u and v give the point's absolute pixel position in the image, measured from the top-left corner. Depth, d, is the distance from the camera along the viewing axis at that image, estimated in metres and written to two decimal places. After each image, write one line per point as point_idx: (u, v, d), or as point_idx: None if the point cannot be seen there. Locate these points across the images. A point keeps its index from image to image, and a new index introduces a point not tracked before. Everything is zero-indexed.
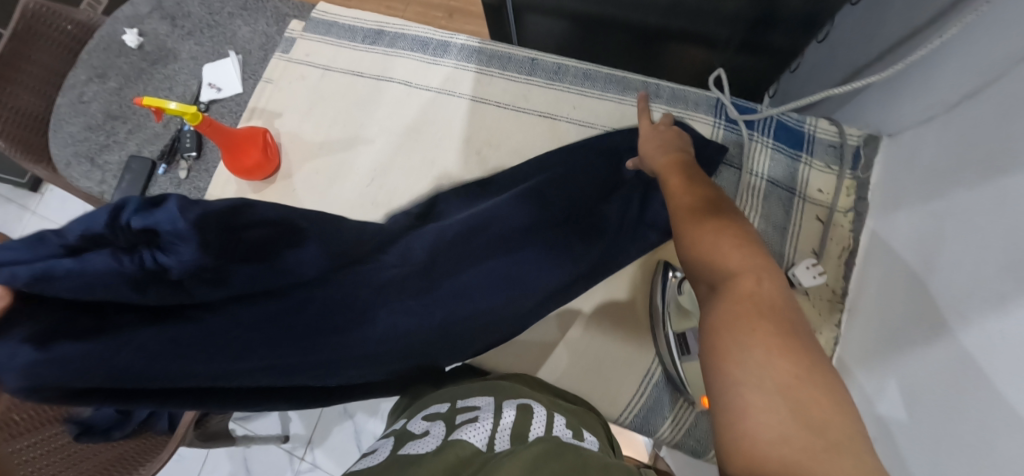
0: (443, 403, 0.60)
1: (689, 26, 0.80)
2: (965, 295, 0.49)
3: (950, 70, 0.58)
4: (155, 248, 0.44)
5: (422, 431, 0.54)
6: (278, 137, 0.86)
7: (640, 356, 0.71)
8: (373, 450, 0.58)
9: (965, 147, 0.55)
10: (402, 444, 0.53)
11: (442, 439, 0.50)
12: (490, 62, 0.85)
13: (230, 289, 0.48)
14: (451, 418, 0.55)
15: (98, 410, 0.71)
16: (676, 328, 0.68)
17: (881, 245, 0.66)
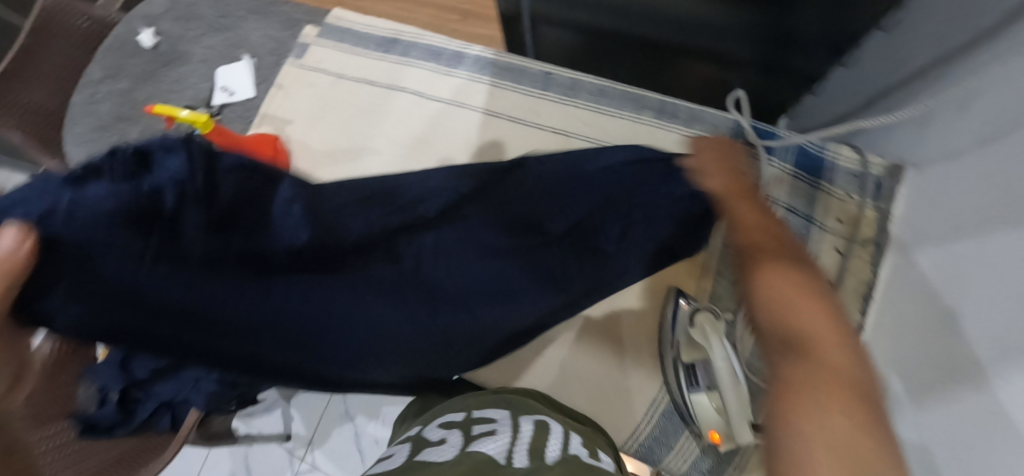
0: (460, 412, 0.58)
1: (708, 45, 0.78)
2: (995, 344, 0.46)
3: (983, 105, 0.56)
4: (146, 169, 0.47)
5: (439, 439, 0.52)
6: (288, 144, 0.86)
7: (646, 385, 0.70)
8: (385, 456, 0.56)
9: (996, 187, 0.52)
10: (418, 451, 0.50)
11: (462, 446, 0.48)
12: (503, 75, 0.84)
13: (236, 236, 0.51)
14: (468, 428, 0.53)
15: (102, 408, 0.69)
16: (686, 359, 0.66)
17: (906, 278, 0.64)
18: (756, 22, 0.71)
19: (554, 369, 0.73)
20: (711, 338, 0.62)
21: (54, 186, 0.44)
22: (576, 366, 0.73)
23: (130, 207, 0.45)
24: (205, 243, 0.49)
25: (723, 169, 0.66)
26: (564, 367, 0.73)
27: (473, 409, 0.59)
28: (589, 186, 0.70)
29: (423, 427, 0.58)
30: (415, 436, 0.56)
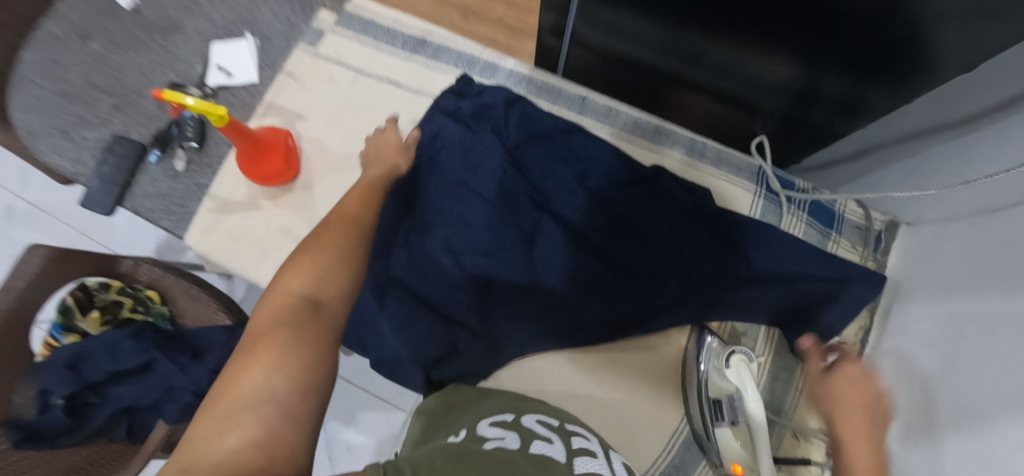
0: (553, 417, 0.63)
1: (735, 89, 0.82)
2: (977, 401, 0.55)
3: (968, 191, 0.66)
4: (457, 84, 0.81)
5: (544, 435, 0.57)
6: (299, 141, 0.81)
7: (668, 415, 0.73)
8: (479, 430, 0.57)
9: (985, 263, 0.61)
10: (529, 443, 0.55)
11: (570, 457, 0.53)
12: (540, 94, 0.82)
13: (468, 121, 0.78)
14: (567, 439, 0.58)
15: (46, 417, 0.84)
16: (711, 394, 0.70)
17: (897, 325, 0.73)
18: (784, 77, 0.75)
19: (579, 395, 0.73)
20: (746, 381, 0.66)
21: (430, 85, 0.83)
22: (602, 393, 0.73)
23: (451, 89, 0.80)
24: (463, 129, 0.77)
25: (840, 403, 0.61)
26: (589, 396, 0.73)
27: (563, 422, 0.63)
28: (630, 201, 0.76)
29: (514, 414, 0.62)
30: (510, 422, 0.59)
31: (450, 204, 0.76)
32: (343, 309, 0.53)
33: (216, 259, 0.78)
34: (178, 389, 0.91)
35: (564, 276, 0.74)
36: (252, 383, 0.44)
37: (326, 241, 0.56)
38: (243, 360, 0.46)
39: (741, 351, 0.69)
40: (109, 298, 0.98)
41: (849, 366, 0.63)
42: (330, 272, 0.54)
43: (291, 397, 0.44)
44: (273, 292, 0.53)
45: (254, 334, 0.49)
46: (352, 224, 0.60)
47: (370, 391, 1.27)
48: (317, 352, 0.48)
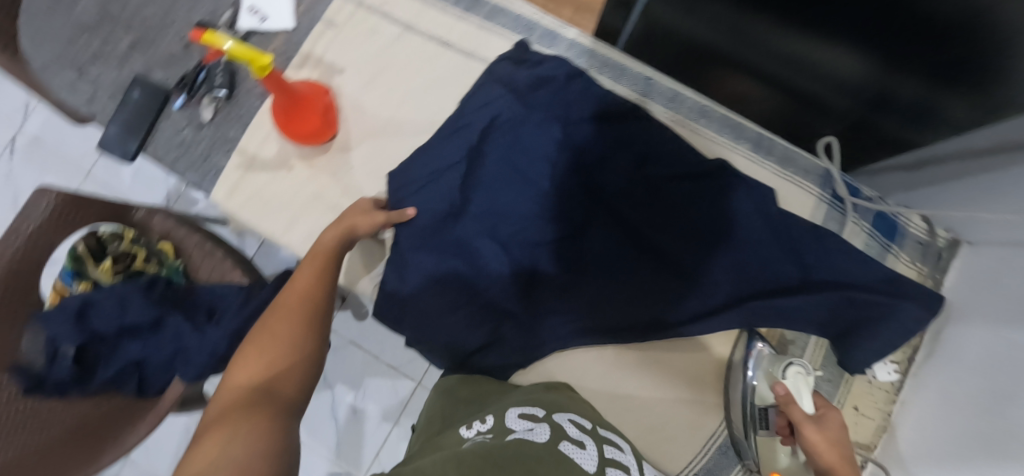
0: (585, 419, 0.61)
1: (804, 83, 0.79)
2: None
3: None
4: (511, 52, 0.75)
5: (575, 438, 0.55)
6: (337, 98, 0.75)
7: (708, 418, 0.71)
8: (507, 420, 0.57)
9: None
10: (559, 439, 0.53)
11: (602, 467, 0.51)
12: (601, 69, 0.78)
13: (524, 95, 0.73)
14: (600, 445, 0.55)
15: (55, 369, 0.83)
16: (760, 402, 0.67)
17: (949, 347, 0.71)
18: (858, 74, 0.71)
19: (618, 393, 0.71)
20: (802, 390, 0.63)
21: (481, 49, 0.77)
22: (642, 393, 0.71)
23: (505, 56, 0.75)
24: (519, 103, 0.73)
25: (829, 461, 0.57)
26: (626, 395, 0.71)
27: (595, 425, 0.61)
28: (692, 197, 0.71)
29: (545, 410, 0.60)
30: (541, 417, 0.58)
31: (498, 183, 0.72)
32: (295, 392, 0.52)
33: (243, 219, 0.74)
34: (195, 350, 0.86)
35: (614, 265, 0.71)
36: (210, 457, 0.42)
37: (274, 327, 0.55)
38: (196, 446, 0.44)
39: (799, 363, 0.66)
40: (121, 248, 0.93)
41: (833, 430, 0.60)
42: (278, 355, 0.53)
43: (251, 460, 0.42)
44: (225, 387, 0.51)
45: (206, 426, 0.47)
46: (301, 300, 0.59)
47: (378, 358, 1.25)
48: (269, 426, 0.46)
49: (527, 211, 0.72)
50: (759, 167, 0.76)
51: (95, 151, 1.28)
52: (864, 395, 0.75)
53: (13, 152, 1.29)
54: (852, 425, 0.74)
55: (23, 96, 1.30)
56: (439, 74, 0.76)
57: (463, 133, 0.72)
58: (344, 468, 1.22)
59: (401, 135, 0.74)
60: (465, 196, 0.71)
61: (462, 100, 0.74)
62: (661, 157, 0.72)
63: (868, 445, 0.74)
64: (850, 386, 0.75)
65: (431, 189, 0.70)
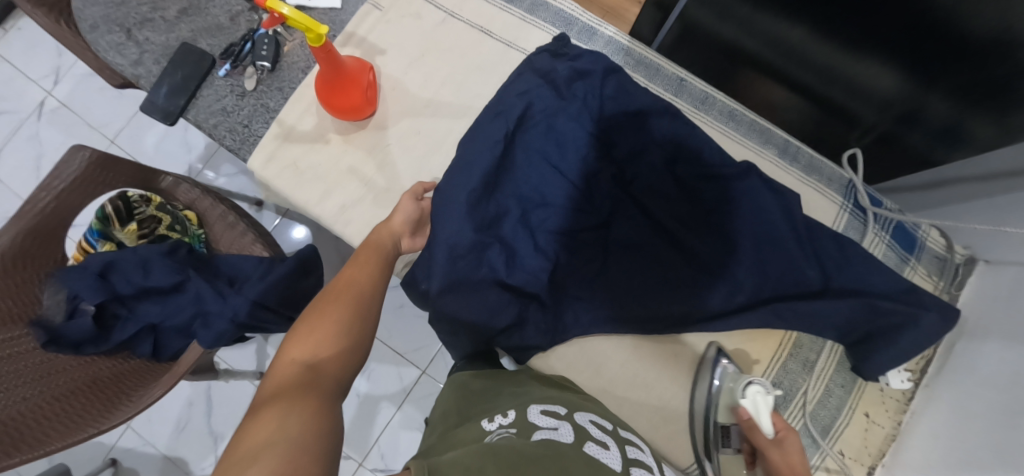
0: (605, 419, 0.62)
1: (835, 95, 0.82)
2: None
3: None
4: (551, 44, 0.77)
5: (598, 438, 0.56)
6: (378, 76, 0.77)
7: (682, 459, 0.72)
8: (529, 416, 0.57)
9: None
10: (583, 441, 0.54)
11: (626, 467, 0.52)
12: (636, 67, 0.80)
13: (560, 85, 0.75)
14: (624, 446, 0.57)
15: (74, 325, 0.84)
16: (721, 419, 0.69)
17: (964, 364, 0.72)
18: (891, 91, 0.75)
19: (634, 383, 0.73)
20: (760, 410, 0.64)
21: (521, 40, 0.80)
22: (659, 385, 0.73)
23: (545, 48, 0.77)
24: (556, 93, 0.75)
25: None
26: (645, 384, 0.73)
27: (614, 426, 0.62)
28: (722, 196, 0.73)
29: (566, 409, 0.61)
30: (563, 415, 0.59)
31: (531, 170, 0.74)
32: (346, 374, 0.51)
33: (277, 187, 0.75)
34: (214, 316, 0.86)
35: (641, 257, 0.73)
36: (263, 437, 0.41)
37: (331, 305, 0.54)
38: (246, 427, 0.43)
39: (758, 382, 0.66)
40: (147, 212, 0.95)
41: (787, 445, 0.62)
42: (333, 334, 0.52)
43: (306, 438, 0.41)
44: (276, 363, 0.50)
45: (258, 403, 0.46)
46: (356, 282, 0.57)
47: (385, 342, 1.26)
48: (321, 410, 0.45)
49: (557, 199, 0.74)
50: (785, 174, 0.78)
51: (122, 121, 1.30)
52: (875, 403, 0.76)
53: (40, 115, 1.30)
54: (863, 431, 0.75)
55: (54, 61, 1.32)
56: (479, 61, 0.79)
57: (501, 118, 0.74)
58: (345, 452, 1.22)
59: (438, 117, 0.76)
60: (498, 180, 0.73)
61: (500, 87, 0.76)
62: (693, 154, 0.73)
63: (876, 452, 0.74)
64: (860, 391, 0.76)
65: (465, 170, 0.72)
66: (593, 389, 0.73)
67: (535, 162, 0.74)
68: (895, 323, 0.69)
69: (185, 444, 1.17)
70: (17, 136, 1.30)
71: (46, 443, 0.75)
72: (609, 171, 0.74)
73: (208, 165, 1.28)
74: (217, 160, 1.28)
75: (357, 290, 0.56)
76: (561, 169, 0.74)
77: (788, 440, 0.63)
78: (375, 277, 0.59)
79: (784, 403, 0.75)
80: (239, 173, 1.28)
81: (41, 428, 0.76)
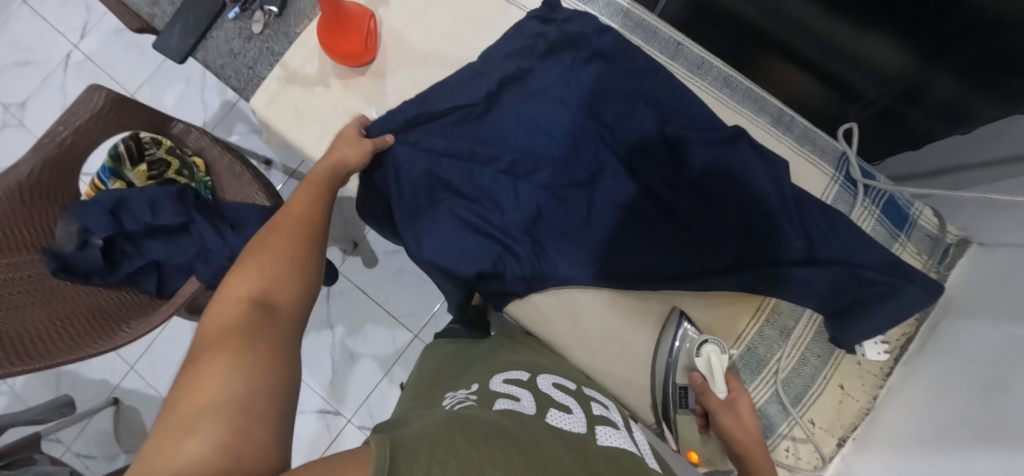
0: (569, 380, 0.68)
1: (835, 70, 0.82)
2: (1011, 427, 0.56)
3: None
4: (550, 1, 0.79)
5: (562, 403, 0.60)
6: (380, 25, 0.80)
7: (645, 416, 0.76)
8: (493, 384, 0.62)
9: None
10: (546, 409, 0.57)
11: (591, 426, 0.57)
12: (634, 30, 0.82)
13: (554, 41, 0.76)
14: (587, 407, 0.62)
15: (84, 257, 0.89)
16: (679, 382, 0.72)
17: (946, 344, 0.71)
18: (891, 64, 0.75)
19: (609, 336, 0.75)
20: (715, 372, 0.69)
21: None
22: (634, 341, 0.75)
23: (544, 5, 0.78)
24: (548, 50, 0.76)
25: (745, 436, 0.66)
26: (620, 340, 0.75)
27: (578, 385, 0.69)
28: (716, 160, 0.73)
29: (530, 374, 0.66)
30: (526, 381, 0.63)
31: (525, 125, 0.76)
32: (296, 314, 0.54)
33: (276, 127, 0.79)
34: (214, 254, 0.90)
35: (628, 214, 0.74)
36: (208, 389, 0.43)
37: (274, 247, 0.57)
38: (193, 373, 0.44)
39: (714, 342, 0.71)
40: (157, 154, 0.96)
41: (739, 401, 0.68)
42: (281, 283, 0.55)
43: (253, 398, 0.43)
44: (219, 299, 0.52)
45: (203, 345, 0.48)
46: (300, 222, 0.61)
47: (382, 305, 1.29)
48: (272, 358, 0.47)
49: (546, 155, 0.75)
50: (777, 142, 0.78)
51: (142, 76, 1.34)
52: (853, 375, 0.76)
53: (67, 67, 1.36)
54: (837, 403, 0.75)
55: (82, 14, 1.37)
56: (479, 18, 0.81)
57: (496, 73, 0.76)
58: (335, 408, 1.25)
59: (436, 68, 0.79)
60: (491, 132, 0.76)
61: (497, 43, 0.78)
62: (683, 116, 0.75)
63: (848, 425, 0.75)
64: (837, 364, 0.76)
65: (462, 120, 0.76)
66: (564, 344, 0.76)
67: (522, 113, 0.76)
68: (869, 292, 0.70)
69: None
70: (45, 86, 1.36)
71: (52, 355, 0.80)
72: (596, 130, 0.76)
73: (221, 125, 1.33)
74: (231, 120, 1.32)
75: (300, 236, 0.59)
76: (551, 125, 0.76)
77: (742, 399, 0.68)
78: (317, 226, 0.62)
79: (757, 369, 0.76)
80: (251, 131, 1.32)
81: (44, 343, 0.80)
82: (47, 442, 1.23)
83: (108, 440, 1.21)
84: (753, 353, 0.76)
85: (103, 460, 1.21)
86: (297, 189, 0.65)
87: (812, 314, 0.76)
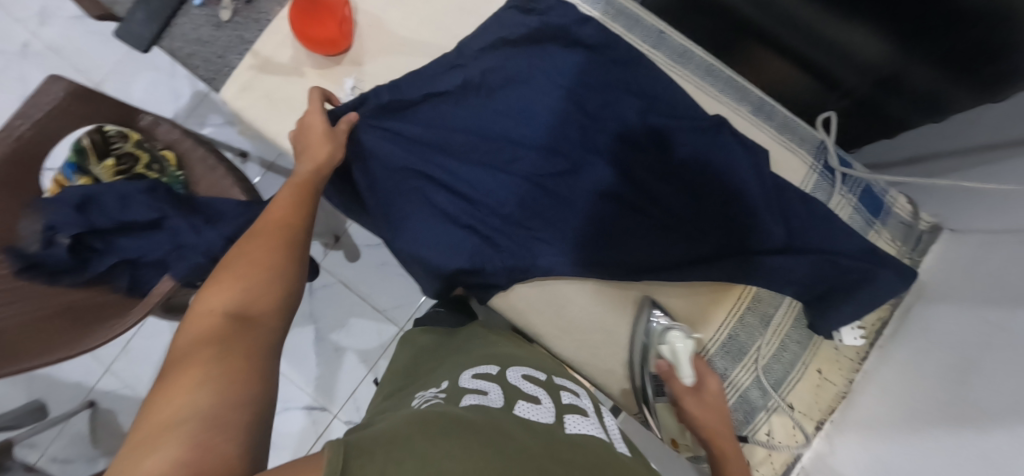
0: (541, 371, 0.68)
1: (815, 58, 0.83)
2: (982, 410, 0.57)
3: (997, 211, 0.68)
4: None
5: (531, 395, 0.60)
6: (356, 13, 0.78)
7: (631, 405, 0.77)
8: (461, 381, 0.62)
9: (995, 287, 0.64)
10: (514, 401, 0.57)
11: (559, 416, 0.57)
12: (616, 18, 0.81)
13: (535, 28, 0.74)
14: (557, 396, 0.62)
15: (49, 255, 0.85)
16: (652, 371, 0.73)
17: (919, 329, 0.73)
18: (873, 55, 0.76)
19: (593, 327, 0.76)
20: (681, 359, 0.70)
21: None
22: (618, 332, 0.76)
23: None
24: (529, 38, 0.75)
25: (708, 419, 0.68)
26: (604, 330, 0.76)
27: (549, 375, 0.69)
28: (700, 152, 0.73)
29: (499, 368, 0.66)
30: (495, 375, 0.63)
31: (508, 115, 0.75)
32: (275, 322, 0.53)
33: (250, 118, 0.77)
34: (189, 250, 0.87)
35: (611, 203, 0.74)
36: (176, 406, 0.42)
37: (253, 256, 0.56)
38: (163, 390, 0.43)
39: (677, 329, 0.72)
40: (124, 148, 0.92)
41: (703, 382, 0.70)
42: (259, 291, 0.54)
43: (221, 412, 0.42)
44: (195, 311, 0.51)
45: (178, 357, 0.47)
46: (279, 229, 0.60)
47: (366, 298, 1.27)
48: (246, 369, 0.46)
49: (529, 145, 0.74)
50: (758, 131, 0.78)
51: (107, 66, 1.29)
52: (830, 360, 0.77)
53: (24, 56, 1.30)
54: (815, 387, 0.77)
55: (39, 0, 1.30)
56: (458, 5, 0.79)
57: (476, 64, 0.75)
58: (321, 404, 1.24)
59: (415, 57, 0.77)
60: (472, 123, 0.75)
61: (478, 31, 0.76)
62: (665, 105, 0.74)
63: (826, 408, 0.77)
64: (815, 350, 0.77)
65: (443, 110, 0.75)
66: (548, 340, 0.77)
67: (503, 103, 0.75)
68: (846, 278, 0.72)
69: None
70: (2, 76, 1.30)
71: (23, 359, 0.79)
72: (580, 120, 0.74)
73: (192, 116, 1.28)
74: (203, 110, 1.28)
75: (279, 244, 0.58)
76: (533, 115, 0.75)
77: (706, 382, 0.70)
78: (298, 233, 0.61)
79: (738, 357, 0.76)
80: (225, 123, 1.28)
81: (14, 347, 0.80)
82: (21, 447, 1.20)
83: (85, 442, 1.18)
84: (734, 341, 0.76)
85: (80, 463, 1.18)
86: (276, 196, 0.64)
87: (792, 302, 0.77)
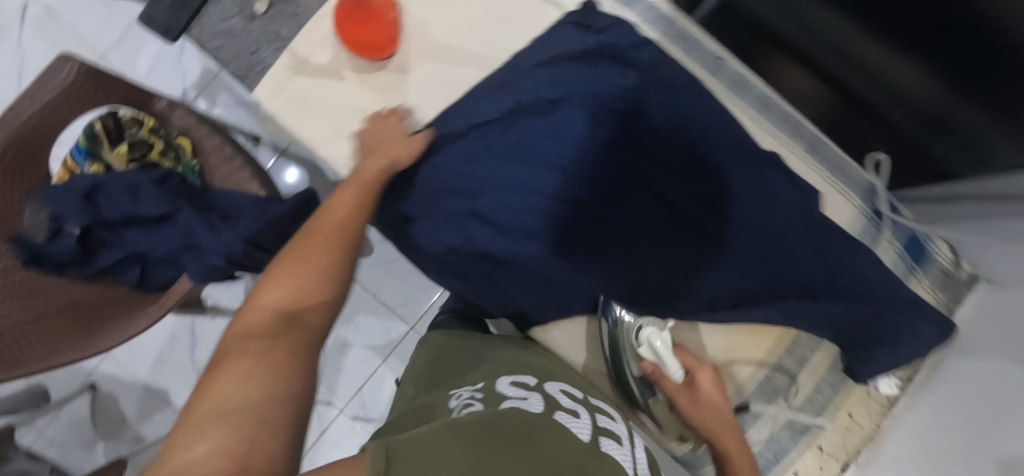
0: (576, 388, 0.66)
1: (870, 98, 0.81)
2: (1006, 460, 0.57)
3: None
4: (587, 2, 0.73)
5: (570, 407, 0.58)
6: (402, 15, 0.73)
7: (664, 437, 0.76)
8: (499, 387, 0.60)
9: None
10: (554, 410, 0.55)
11: (595, 435, 0.54)
12: (673, 41, 0.79)
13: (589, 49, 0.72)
14: (593, 415, 0.60)
15: (57, 245, 0.80)
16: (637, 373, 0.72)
17: (953, 378, 0.73)
18: (922, 95, 0.75)
19: None
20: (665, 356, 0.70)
21: None
22: None
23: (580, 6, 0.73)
24: (583, 57, 0.72)
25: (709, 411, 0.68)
26: None
27: (585, 394, 0.66)
28: (753, 194, 0.71)
29: (538, 379, 0.64)
30: (533, 386, 0.61)
31: (559, 138, 0.71)
32: (324, 323, 0.49)
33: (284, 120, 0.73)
34: (206, 250, 0.81)
35: (659, 220, 0.71)
36: (221, 395, 0.39)
37: (310, 252, 0.53)
38: (210, 378, 0.41)
39: (649, 324, 0.71)
40: (139, 135, 0.88)
41: (691, 375, 0.70)
42: (313, 291, 0.50)
43: (265, 406, 0.38)
44: (249, 306, 0.49)
45: (225, 350, 0.44)
46: (340, 229, 0.56)
47: (376, 295, 1.24)
48: (292, 367, 0.43)
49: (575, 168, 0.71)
50: (806, 171, 0.76)
51: (113, 36, 1.22)
52: (859, 401, 0.77)
53: (24, 22, 1.22)
54: (845, 429, 0.76)
55: None
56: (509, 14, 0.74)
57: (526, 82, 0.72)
58: (327, 399, 1.22)
59: (461, 66, 0.73)
60: (520, 143, 0.72)
61: (530, 45, 0.73)
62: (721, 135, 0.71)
63: (853, 450, 0.76)
64: (847, 392, 0.77)
65: (489, 126, 0.72)
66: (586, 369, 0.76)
67: (551, 125, 0.72)
68: (887, 325, 0.71)
69: (165, 376, 1.15)
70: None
71: (27, 363, 0.73)
72: (631, 146, 0.71)
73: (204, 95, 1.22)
74: (215, 89, 1.22)
75: (341, 243, 0.55)
76: (583, 137, 0.71)
77: (696, 374, 0.70)
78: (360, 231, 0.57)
79: (773, 397, 0.75)
80: (237, 104, 1.22)
81: (19, 350, 0.74)
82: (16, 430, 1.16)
83: (84, 429, 1.15)
84: (771, 382, 0.75)
85: (78, 450, 1.15)
86: (339, 190, 0.61)
87: (830, 348, 0.76)
